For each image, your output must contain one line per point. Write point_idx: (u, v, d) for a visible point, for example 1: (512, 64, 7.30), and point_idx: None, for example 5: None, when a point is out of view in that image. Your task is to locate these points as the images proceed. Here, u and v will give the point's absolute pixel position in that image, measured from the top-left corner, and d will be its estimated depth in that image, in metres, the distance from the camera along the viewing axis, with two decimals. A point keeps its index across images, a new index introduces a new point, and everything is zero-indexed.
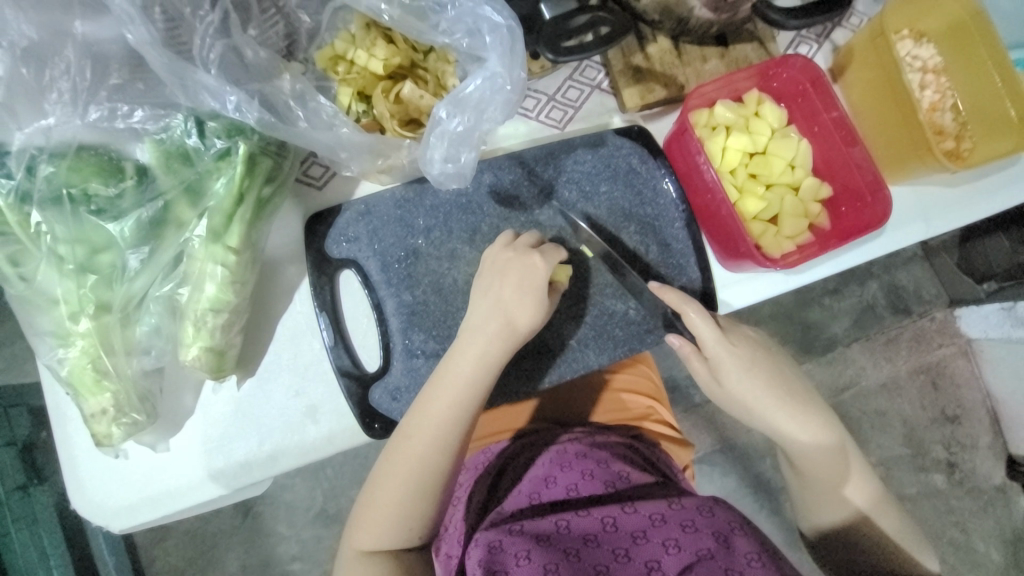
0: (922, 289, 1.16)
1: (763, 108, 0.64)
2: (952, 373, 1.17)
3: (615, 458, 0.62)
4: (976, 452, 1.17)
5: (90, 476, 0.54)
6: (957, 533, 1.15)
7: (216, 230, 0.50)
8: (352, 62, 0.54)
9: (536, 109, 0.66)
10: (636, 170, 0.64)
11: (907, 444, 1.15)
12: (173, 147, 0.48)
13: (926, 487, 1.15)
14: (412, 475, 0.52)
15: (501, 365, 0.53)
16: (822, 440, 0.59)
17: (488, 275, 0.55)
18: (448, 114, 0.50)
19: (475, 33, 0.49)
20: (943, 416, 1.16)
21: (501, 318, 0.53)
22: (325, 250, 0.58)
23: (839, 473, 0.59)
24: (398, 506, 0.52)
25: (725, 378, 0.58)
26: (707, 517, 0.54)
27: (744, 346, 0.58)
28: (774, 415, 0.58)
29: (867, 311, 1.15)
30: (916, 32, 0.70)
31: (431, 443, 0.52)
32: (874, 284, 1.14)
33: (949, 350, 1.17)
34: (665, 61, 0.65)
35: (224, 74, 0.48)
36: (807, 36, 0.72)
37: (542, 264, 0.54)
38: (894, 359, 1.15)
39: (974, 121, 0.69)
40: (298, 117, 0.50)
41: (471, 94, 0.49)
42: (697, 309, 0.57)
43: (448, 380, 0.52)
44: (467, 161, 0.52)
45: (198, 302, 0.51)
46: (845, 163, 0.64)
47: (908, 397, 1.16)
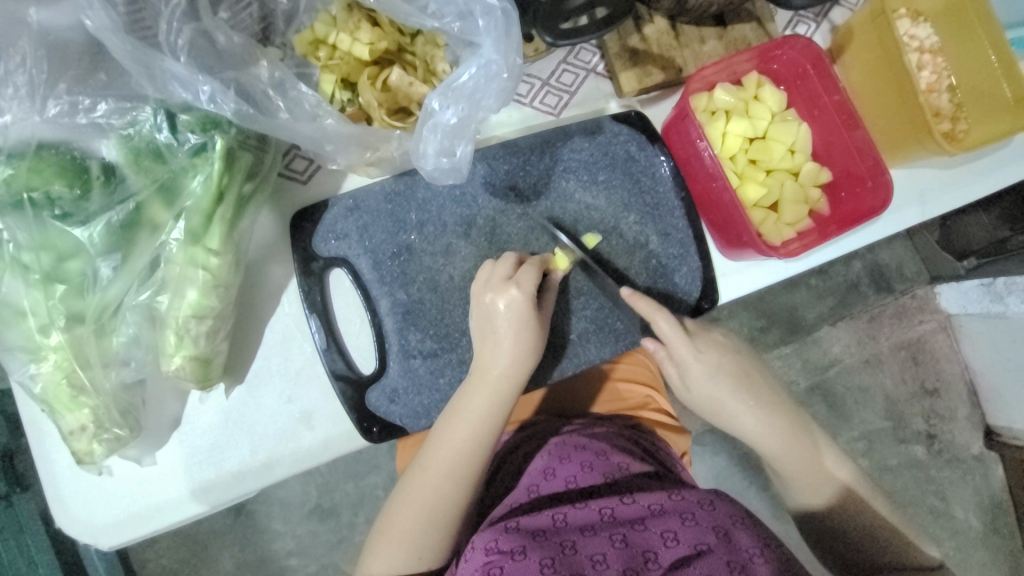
0: (904, 267, 1.18)
1: (762, 91, 0.63)
2: (932, 349, 1.19)
3: (615, 449, 0.62)
4: (954, 424, 1.21)
5: (72, 492, 0.52)
6: (936, 501, 1.19)
7: (195, 232, 0.47)
8: (334, 47, 0.51)
9: (530, 94, 0.63)
10: (634, 158, 0.62)
11: (889, 418, 1.18)
12: (141, 144, 0.45)
13: (907, 458, 1.19)
14: (425, 510, 0.51)
15: (513, 400, 0.53)
16: (792, 436, 0.59)
17: (479, 312, 0.54)
18: (440, 106, 0.47)
19: (467, 16, 0.46)
20: (923, 389, 1.19)
21: (507, 351, 0.52)
22: (312, 248, 0.55)
23: (816, 465, 0.59)
24: (410, 543, 0.51)
25: (691, 383, 0.59)
26: (708, 510, 0.53)
27: (712, 352, 0.58)
28: (744, 418, 0.58)
29: (851, 290, 1.16)
30: (913, 12, 0.69)
31: (445, 477, 0.51)
32: (858, 264, 1.16)
33: (929, 326, 1.19)
34: (663, 42, 0.63)
35: (195, 62, 0.44)
36: (806, 15, 0.70)
37: (522, 296, 0.53)
38: (878, 336, 1.17)
39: (969, 101, 0.69)
40: (278, 108, 0.47)
41: (466, 84, 0.46)
42: (664, 317, 0.57)
43: (460, 414, 0.52)
44: (463, 154, 0.49)
45: (178, 309, 0.48)
46: (845, 148, 0.63)
47: (890, 373, 1.18)
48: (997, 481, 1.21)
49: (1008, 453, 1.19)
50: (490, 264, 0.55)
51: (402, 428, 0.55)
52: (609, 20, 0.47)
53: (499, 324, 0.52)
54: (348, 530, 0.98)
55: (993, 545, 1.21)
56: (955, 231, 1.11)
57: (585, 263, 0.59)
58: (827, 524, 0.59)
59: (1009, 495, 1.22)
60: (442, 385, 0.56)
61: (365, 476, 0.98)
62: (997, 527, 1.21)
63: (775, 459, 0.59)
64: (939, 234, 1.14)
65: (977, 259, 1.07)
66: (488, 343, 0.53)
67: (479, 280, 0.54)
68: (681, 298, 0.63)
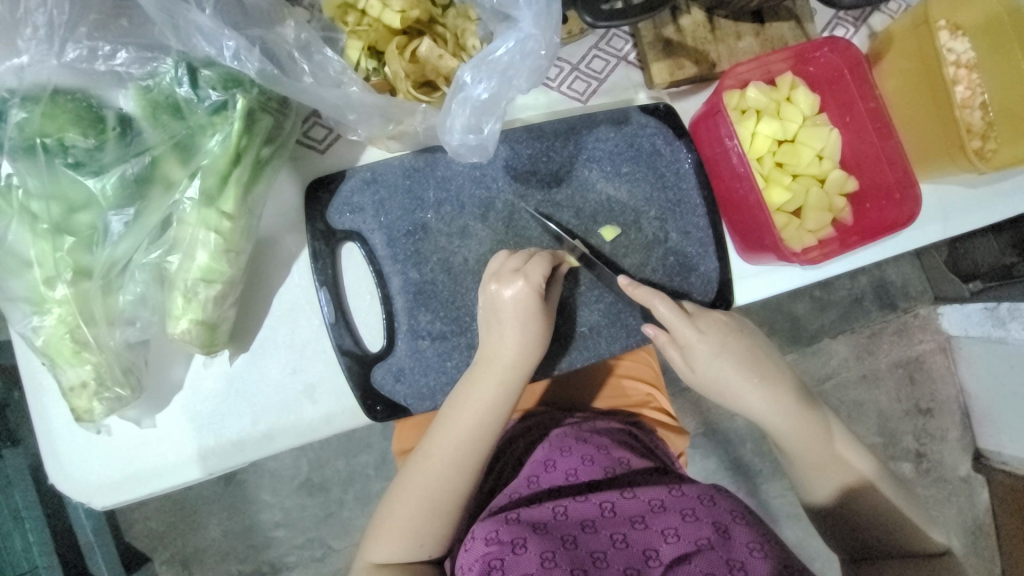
0: (910, 285, 1.17)
1: (796, 93, 0.61)
2: (930, 369, 1.19)
3: (616, 444, 0.61)
4: (945, 444, 1.21)
5: (68, 449, 0.51)
6: None
7: (209, 193, 0.45)
8: (363, 12, 0.49)
9: (558, 79, 0.61)
10: (660, 152, 0.61)
11: (880, 435, 1.18)
12: (161, 97, 0.43)
13: (895, 475, 1.19)
14: (427, 498, 0.51)
15: (520, 390, 0.52)
16: (798, 416, 0.58)
17: (486, 302, 0.53)
18: (472, 80, 0.45)
19: None
20: (917, 408, 1.20)
21: (515, 340, 0.52)
22: (326, 220, 0.54)
23: (825, 450, 0.58)
24: (410, 531, 0.50)
25: (698, 365, 0.58)
26: (708, 506, 0.53)
27: (714, 332, 0.58)
28: (748, 398, 0.58)
29: (855, 304, 1.16)
30: (953, 24, 0.68)
31: (449, 464, 0.51)
32: (864, 278, 1.15)
33: (929, 346, 1.19)
34: (698, 35, 0.61)
35: (221, 15, 0.43)
36: (845, 19, 0.68)
37: (530, 288, 0.51)
38: (877, 352, 1.17)
39: (1001, 120, 0.68)
40: (303, 71, 0.46)
41: (500, 58, 0.45)
42: (664, 303, 0.56)
43: (464, 402, 0.51)
44: (490, 133, 0.48)
45: (187, 271, 0.47)
46: (874, 159, 0.62)
47: (886, 389, 1.18)
48: (980, 504, 1.22)
49: (995, 477, 1.19)
50: (504, 255, 0.54)
51: (406, 408, 0.55)
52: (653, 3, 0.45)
53: (507, 312, 0.51)
54: (337, 506, 0.98)
55: (971, 566, 1.22)
56: (961, 254, 1.09)
57: (586, 259, 0.57)
58: (831, 510, 0.59)
59: (992, 519, 1.23)
60: (450, 368, 0.55)
61: (357, 454, 0.98)
62: (977, 549, 1.22)
63: (779, 436, 0.58)
64: (946, 255, 1.12)
65: (984, 282, 1.05)
66: (498, 331, 0.52)
67: (488, 271, 0.53)
68: (696, 297, 0.62)
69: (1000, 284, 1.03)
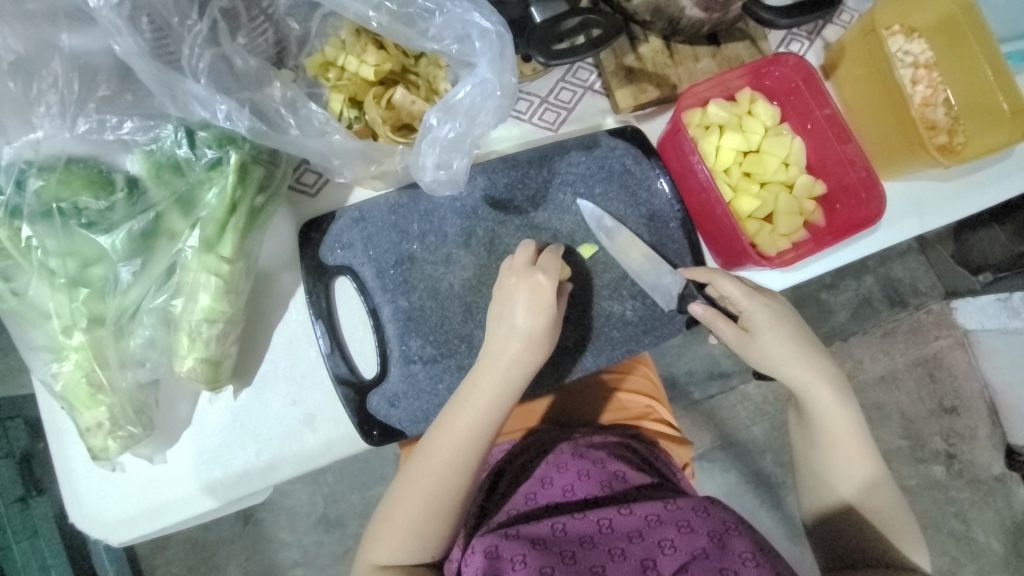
0: (919, 282, 1.18)
1: (755, 107, 0.65)
2: (950, 365, 1.19)
3: (612, 458, 0.62)
4: (974, 444, 1.20)
5: (86, 489, 0.54)
6: (957, 523, 1.18)
7: (208, 240, 0.50)
8: (343, 69, 0.54)
9: (529, 111, 0.66)
10: (630, 171, 0.64)
11: (905, 437, 1.18)
12: (163, 159, 0.48)
13: (926, 478, 1.18)
14: (429, 498, 0.52)
15: (520, 387, 0.54)
16: (839, 402, 0.59)
17: (501, 294, 0.55)
18: (439, 121, 0.49)
19: (465, 39, 0.49)
20: (942, 408, 1.19)
21: (518, 341, 0.54)
22: (319, 257, 0.57)
23: (862, 451, 0.59)
24: (413, 531, 0.52)
25: (756, 339, 0.59)
26: (702, 517, 0.54)
27: (769, 304, 0.59)
28: (800, 372, 0.59)
29: (864, 305, 1.17)
30: (907, 27, 0.72)
31: (449, 464, 0.52)
32: (871, 278, 1.16)
33: (946, 342, 1.19)
34: (658, 60, 0.66)
35: (215, 84, 0.47)
36: (799, 33, 0.71)
37: (548, 281, 0.54)
38: (893, 352, 1.17)
39: (966, 115, 0.71)
40: (289, 125, 0.51)
41: (461, 101, 0.49)
42: (726, 279, 0.59)
43: (469, 400, 0.53)
44: (459, 167, 0.52)
45: (191, 313, 0.50)
46: (839, 161, 0.64)
47: (905, 390, 1.18)
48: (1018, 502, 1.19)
49: None
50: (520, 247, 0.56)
51: (402, 431, 0.57)
52: (602, 41, 0.49)
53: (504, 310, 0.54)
54: (354, 542, 0.99)
55: (1015, 568, 1.19)
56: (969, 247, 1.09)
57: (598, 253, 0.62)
58: (834, 510, 0.60)
59: None
60: (442, 390, 0.58)
61: (372, 486, 1.00)
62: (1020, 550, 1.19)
63: (817, 419, 0.59)
64: (953, 248, 1.13)
65: (995, 273, 1.05)
66: (498, 328, 0.54)
67: (504, 265, 0.55)
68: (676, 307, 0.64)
69: (1011, 275, 1.02)
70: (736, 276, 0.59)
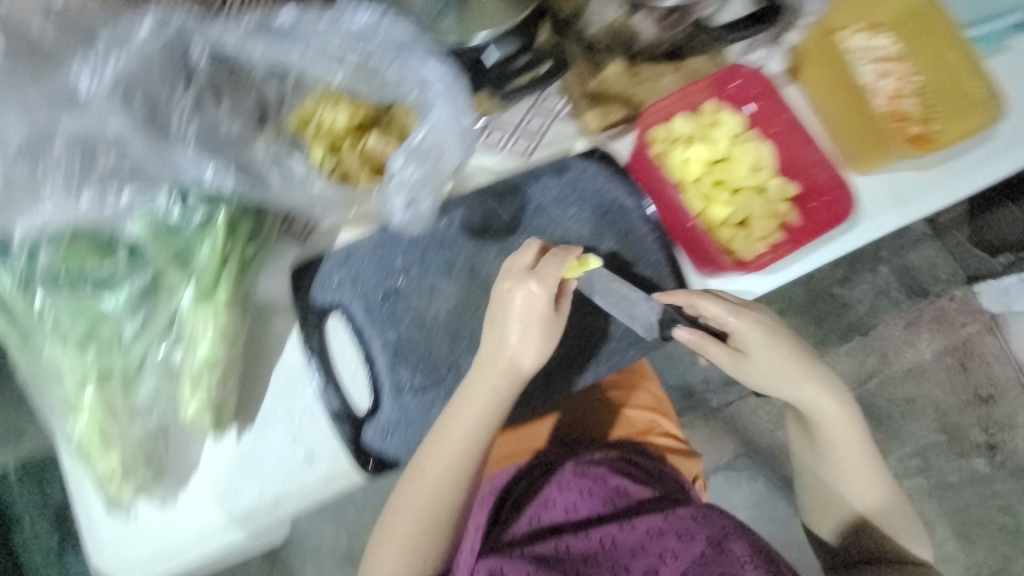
0: (939, 268, 1.26)
1: (721, 116, 0.67)
2: (980, 353, 1.25)
3: (613, 471, 0.65)
4: (1016, 432, 1.25)
5: (105, 538, 0.57)
6: (1006, 518, 1.24)
7: (203, 292, 0.53)
8: (320, 121, 0.57)
9: (502, 142, 0.68)
10: (602, 189, 0.67)
11: (943, 429, 1.24)
12: (157, 221, 0.52)
13: (969, 473, 1.24)
14: (424, 511, 0.56)
15: (515, 391, 0.57)
16: (849, 419, 0.66)
17: (497, 298, 0.57)
18: (401, 166, 0.54)
19: (423, 85, 0.53)
20: (977, 397, 1.24)
21: (511, 348, 0.56)
22: (309, 297, 0.61)
23: (869, 465, 0.68)
24: (412, 543, 0.57)
25: (752, 361, 0.63)
26: (701, 523, 0.60)
27: (761, 325, 0.63)
28: (809, 392, 0.65)
29: (882, 296, 1.25)
30: (871, 23, 0.72)
31: (450, 467, 0.56)
32: (885, 267, 1.24)
33: (977, 328, 1.25)
34: (621, 81, 0.67)
35: (202, 147, 0.51)
36: (764, 40, 0.72)
37: (541, 289, 0.55)
38: (919, 343, 1.24)
39: (941, 102, 0.70)
40: (272, 179, 0.55)
41: (421, 143, 0.53)
42: (710, 299, 0.61)
43: (469, 407, 0.56)
44: (424, 206, 0.57)
45: (191, 362, 0.54)
46: (806, 162, 0.67)
47: (939, 382, 1.24)
48: None
49: None
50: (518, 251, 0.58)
51: (397, 460, 0.59)
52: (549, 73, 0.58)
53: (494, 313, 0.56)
54: None
55: None
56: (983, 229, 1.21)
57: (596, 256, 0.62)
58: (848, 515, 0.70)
59: None
60: (434, 418, 0.60)
61: None
62: None
63: (834, 437, 0.67)
64: (969, 231, 1.24)
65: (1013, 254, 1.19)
66: (491, 333, 0.57)
67: (502, 269, 0.57)
68: None
69: None
70: (716, 295, 0.61)
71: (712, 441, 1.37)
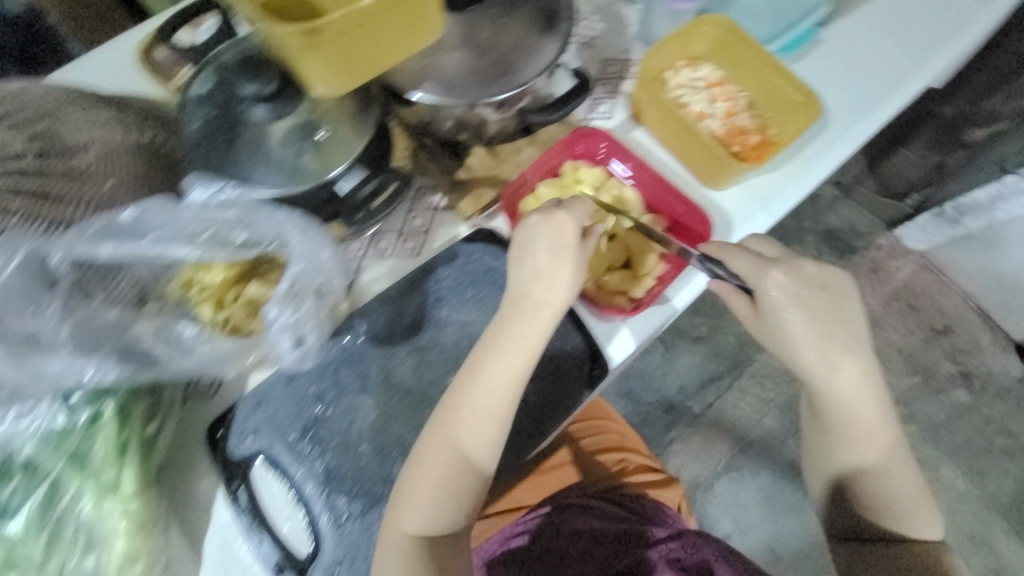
0: (858, 225, 1.50)
1: (580, 173, 0.71)
2: (924, 288, 1.46)
3: (598, 518, 0.82)
4: (982, 353, 1.42)
5: None
6: (1005, 438, 1.38)
7: (105, 488, 0.54)
8: (201, 283, 0.59)
9: (391, 247, 0.72)
10: (493, 267, 0.69)
11: (914, 372, 1.41)
12: (47, 433, 0.53)
13: (954, 405, 1.40)
14: (457, 460, 0.57)
15: (544, 331, 0.59)
16: (865, 389, 0.61)
17: (522, 235, 0.60)
18: (277, 312, 0.56)
19: (280, 237, 0.56)
20: (936, 330, 1.44)
21: (539, 285, 0.59)
22: (227, 452, 0.60)
23: (877, 439, 0.62)
24: (448, 492, 0.57)
25: (768, 321, 0.62)
26: (691, 550, 0.77)
27: (793, 286, 0.60)
28: (820, 360, 0.60)
29: (820, 262, 1.46)
30: (689, 58, 0.80)
31: (479, 411, 0.58)
32: (811, 235, 1.49)
33: (910, 268, 1.47)
34: (485, 164, 0.73)
35: (79, 346, 0.53)
36: (601, 96, 0.80)
37: (571, 220, 0.59)
38: (866, 298, 1.45)
39: (768, 109, 0.78)
40: (158, 354, 0.57)
41: (287, 288, 0.56)
42: (739, 254, 0.63)
43: (497, 348, 0.58)
44: (311, 341, 0.60)
45: (107, 563, 0.53)
46: (663, 195, 0.74)
47: (892, 326, 1.44)
48: None
49: None
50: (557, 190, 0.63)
51: None
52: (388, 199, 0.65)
53: (520, 249, 0.60)
54: None
55: None
56: (893, 171, 1.37)
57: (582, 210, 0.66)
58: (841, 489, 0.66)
59: None
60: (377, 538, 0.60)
61: None
62: None
63: (832, 406, 0.62)
64: (875, 182, 1.44)
65: (920, 191, 1.35)
66: (559, 268, 0.59)
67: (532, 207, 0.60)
68: (575, 375, 0.67)
69: (930, 189, 1.33)
70: (745, 250, 0.63)
71: (709, 445, 1.38)
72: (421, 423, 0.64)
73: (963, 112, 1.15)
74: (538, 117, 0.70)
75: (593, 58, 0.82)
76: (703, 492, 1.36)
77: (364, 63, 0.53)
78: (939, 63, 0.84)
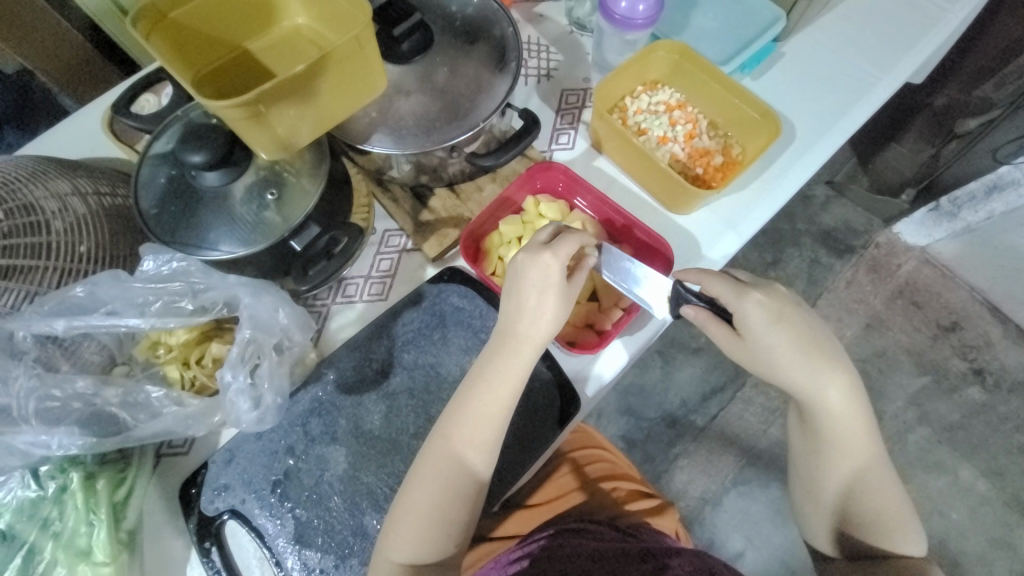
0: (853, 223, 1.44)
1: (541, 208, 0.71)
2: (927, 285, 1.40)
3: (590, 535, 0.73)
4: (993, 348, 1.36)
5: None
6: None
7: (80, 553, 0.54)
8: (168, 344, 0.61)
9: (358, 292, 0.73)
10: (460, 306, 0.69)
11: (925, 371, 1.34)
12: (22, 502, 0.54)
13: (968, 404, 1.32)
14: (442, 492, 0.56)
15: (532, 361, 0.58)
16: (848, 400, 0.59)
17: (511, 270, 0.59)
18: (231, 375, 0.57)
19: (232, 301, 0.60)
20: (943, 327, 1.37)
21: (527, 318, 0.58)
22: (202, 511, 0.61)
23: (860, 452, 0.60)
24: (436, 523, 0.56)
25: (748, 342, 0.59)
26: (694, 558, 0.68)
27: (771, 302, 0.58)
28: (802, 376, 0.58)
29: (815, 266, 1.40)
30: (648, 83, 0.81)
31: (470, 443, 0.56)
32: (807, 239, 1.42)
33: (911, 264, 1.41)
34: (449, 204, 0.74)
35: (46, 418, 0.54)
36: (561, 127, 0.81)
37: (559, 260, 0.57)
38: (869, 299, 1.38)
39: (730, 129, 0.78)
40: (125, 419, 0.57)
41: (236, 354, 0.58)
42: (717, 278, 0.59)
43: (485, 380, 0.57)
44: (269, 402, 0.59)
45: None
46: (627, 225, 0.72)
47: (898, 326, 1.37)
48: None
49: None
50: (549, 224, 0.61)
51: None
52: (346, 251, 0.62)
53: (509, 279, 0.59)
54: None
55: None
56: (886, 167, 1.34)
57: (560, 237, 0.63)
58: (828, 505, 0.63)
59: None
60: None
61: None
62: None
63: (815, 418, 0.60)
64: (868, 180, 1.41)
65: (914, 187, 1.33)
66: (548, 301, 0.57)
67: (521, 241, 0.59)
68: (545, 413, 0.66)
69: (926, 181, 1.31)
70: (720, 275, 0.60)
71: (714, 459, 1.34)
72: (392, 471, 0.64)
73: (955, 103, 1.12)
74: (488, 158, 0.67)
75: (551, 89, 0.83)
76: (711, 509, 1.31)
77: (332, 113, 0.56)
78: (905, 66, 0.82)
